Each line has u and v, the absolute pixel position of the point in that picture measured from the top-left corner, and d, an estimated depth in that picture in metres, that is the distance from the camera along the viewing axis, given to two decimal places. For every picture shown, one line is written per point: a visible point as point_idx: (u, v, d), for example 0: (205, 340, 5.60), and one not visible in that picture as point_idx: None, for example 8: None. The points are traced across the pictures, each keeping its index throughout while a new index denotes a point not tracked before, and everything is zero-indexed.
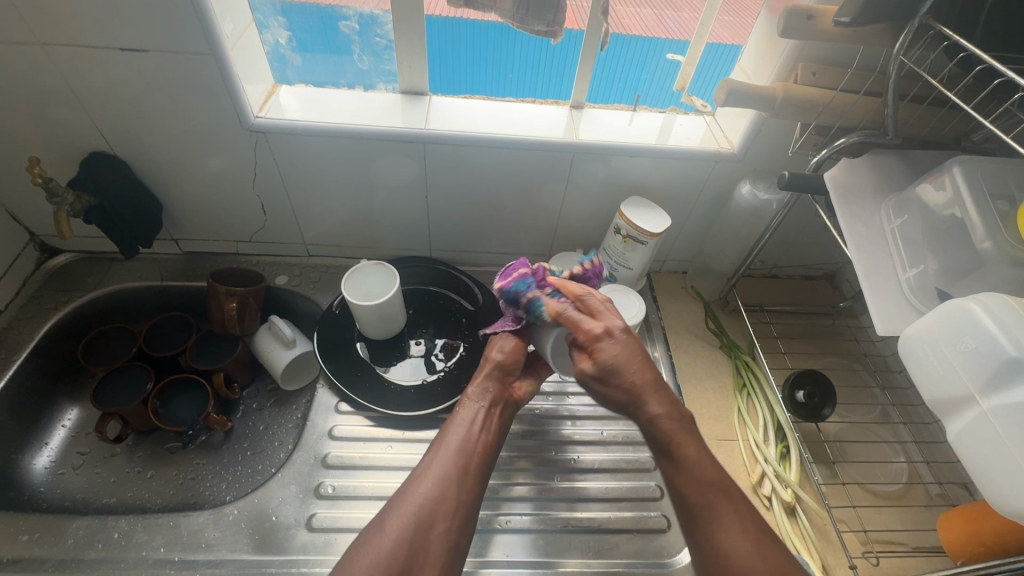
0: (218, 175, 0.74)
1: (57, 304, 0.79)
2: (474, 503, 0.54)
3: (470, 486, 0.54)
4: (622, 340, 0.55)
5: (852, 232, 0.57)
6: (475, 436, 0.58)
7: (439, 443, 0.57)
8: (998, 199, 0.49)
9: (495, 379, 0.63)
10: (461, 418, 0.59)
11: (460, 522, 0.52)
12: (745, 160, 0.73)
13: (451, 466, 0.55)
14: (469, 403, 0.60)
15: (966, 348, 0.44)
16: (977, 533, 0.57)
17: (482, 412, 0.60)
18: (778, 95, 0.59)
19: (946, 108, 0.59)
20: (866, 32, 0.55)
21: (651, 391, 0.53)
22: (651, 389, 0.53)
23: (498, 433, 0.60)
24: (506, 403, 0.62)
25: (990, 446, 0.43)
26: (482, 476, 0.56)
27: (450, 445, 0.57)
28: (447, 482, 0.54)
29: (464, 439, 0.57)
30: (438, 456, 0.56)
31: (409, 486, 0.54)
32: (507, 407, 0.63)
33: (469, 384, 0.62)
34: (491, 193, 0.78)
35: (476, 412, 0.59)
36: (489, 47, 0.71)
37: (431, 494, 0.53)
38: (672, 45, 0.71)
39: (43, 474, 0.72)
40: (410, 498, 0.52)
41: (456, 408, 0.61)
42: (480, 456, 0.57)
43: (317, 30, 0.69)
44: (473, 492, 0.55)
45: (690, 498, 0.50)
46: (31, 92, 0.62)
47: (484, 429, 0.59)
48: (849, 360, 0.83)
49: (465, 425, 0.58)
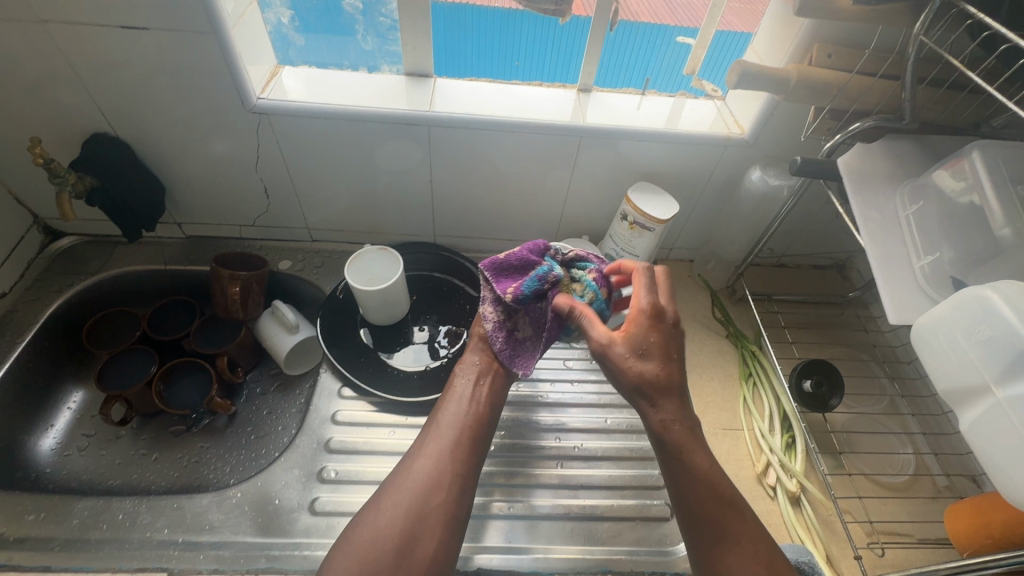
0: (220, 158, 0.73)
1: (62, 286, 0.79)
2: (471, 477, 0.54)
3: (465, 460, 0.54)
4: (668, 329, 0.53)
5: (865, 220, 0.55)
6: (466, 409, 0.58)
7: (433, 421, 0.58)
8: (1018, 184, 0.48)
9: (480, 351, 0.64)
10: (453, 394, 0.60)
11: (457, 496, 0.52)
12: (757, 146, 0.71)
13: (445, 440, 0.55)
14: (459, 380, 0.61)
15: (982, 337, 0.43)
16: (983, 525, 0.57)
17: (472, 386, 0.60)
18: (791, 77, 0.58)
19: (966, 92, 0.57)
20: (884, 11, 0.53)
21: (666, 396, 0.51)
22: (665, 393, 0.51)
23: (492, 407, 0.60)
24: (495, 373, 0.62)
25: (1003, 437, 0.42)
26: (478, 450, 0.56)
27: (443, 422, 0.57)
28: (441, 456, 0.54)
29: (456, 414, 0.58)
30: (432, 431, 0.56)
31: (404, 463, 0.54)
32: (500, 378, 0.63)
33: (460, 362, 0.64)
34: (496, 178, 0.77)
35: (466, 387, 0.60)
36: (496, 32, 0.70)
37: (427, 469, 0.52)
38: (682, 29, 0.69)
39: (49, 455, 0.73)
40: (405, 475, 0.52)
41: (450, 385, 0.62)
42: (474, 430, 0.57)
43: (319, 10, 0.68)
44: (468, 465, 0.54)
45: (702, 510, 0.49)
46: (32, 71, 0.62)
47: (475, 401, 0.59)
48: (858, 351, 0.81)
49: (455, 400, 0.59)
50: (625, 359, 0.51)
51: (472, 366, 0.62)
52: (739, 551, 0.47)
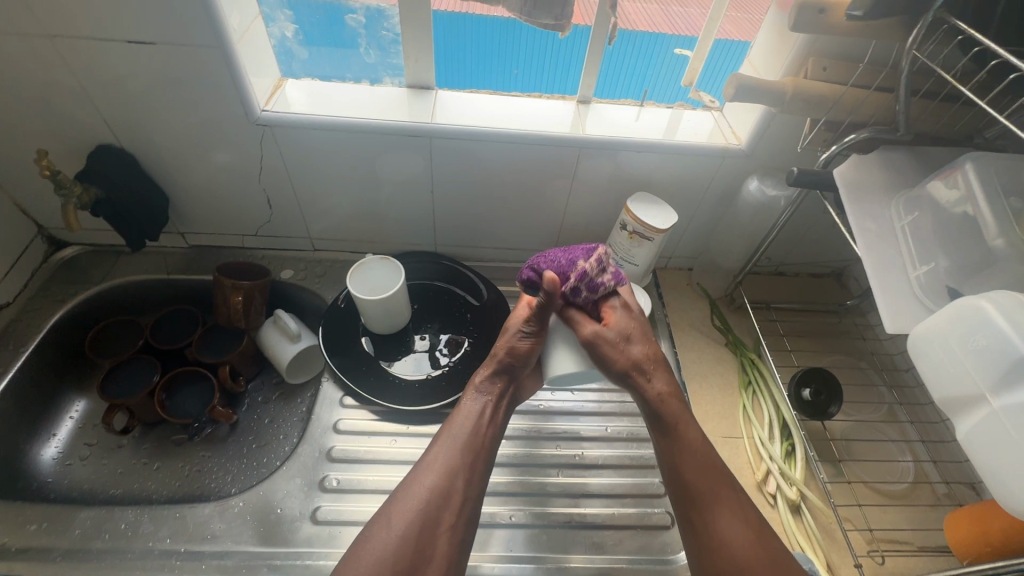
0: (225, 170, 0.74)
1: (65, 296, 0.80)
2: (477, 498, 0.54)
3: (474, 483, 0.54)
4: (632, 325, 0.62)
5: (861, 230, 0.56)
6: (478, 430, 0.58)
7: (441, 438, 0.57)
8: (1011, 196, 0.48)
9: (500, 374, 0.62)
10: (465, 413, 0.59)
11: (466, 519, 0.52)
12: (754, 156, 0.72)
13: (456, 462, 0.55)
14: (472, 399, 0.60)
15: (977, 347, 0.44)
16: (983, 534, 0.57)
17: (485, 408, 0.60)
18: (787, 90, 0.59)
19: (958, 104, 0.59)
20: (877, 25, 0.54)
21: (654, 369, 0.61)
22: (652, 366, 0.61)
23: (500, 428, 0.60)
24: (509, 397, 0.62)
25: (998, 446, 0.42)
26: (484, 471, 0.56)
27: (454, 441, 0.56)
28: (451, 475, 0.54)
29: (468, 434, 0.57)
30: (442, 450, 0.56)
31: (412, 478, 0.54)
32: (507, 402, 0.63)
33: (477, 376, 0.62)
34: (497, 188, 0.78)
35: (480, 408, 0.59)
36: (497, 44, 0.71)
37: (436, 490, 0.53)
38: (679, 40, 0.71)
39: (51, 465, 0.73)
40: (415, 492, 0.52)
41: (458, 402, 0.61)
42: (484, 450, 0.57)
43: (323, 23, 0.69)
44: (476, 488, 0.55)
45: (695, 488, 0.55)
46: (40, 85, 0.63)
47: (488, 425, 0.59)
48: (857, 359, 0.82)
49: (468, 421, 0.58)
50: (617, 343, 0.60)
51: (487, 385, 0.61)
52: (724, 518, 0.53)
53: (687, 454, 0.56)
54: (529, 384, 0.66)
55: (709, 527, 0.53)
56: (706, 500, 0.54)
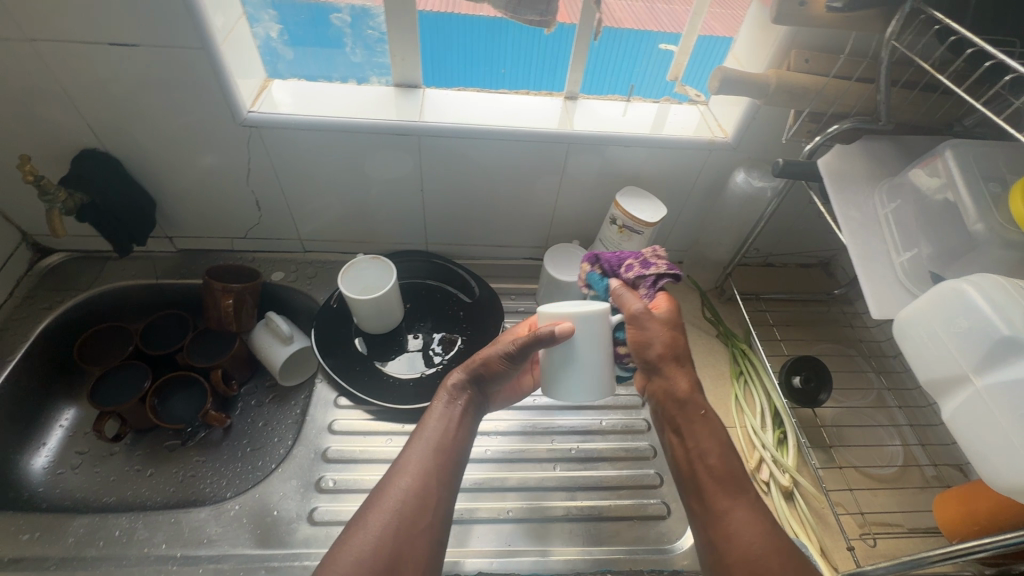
0: (212, 172, 0.74)
1: (52, 304, 0.79)
2: (451, 500, 0.53)
3: (447, 483, 0.54)
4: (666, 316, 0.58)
5: (847, 219, 0.57)
6: (450, 431, 0.57)
7: (416, 438, 0.56)
8: (990, 181, 0.50)
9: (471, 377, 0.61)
10: (437, 414, 0.58)
11: (440, 519, 0.52)
12: (740, 149, 0.73)
13: (430, 463, 0.54)
14: (445, 400, 0.59)
15: (959, 329, 0.45)
16: (970, 512, 0.58)
17: (457, 409, 0.59)
18: (771, 82, 0.59)
19: (938, 94, 0.60)
20: (857, 17, 0.55)
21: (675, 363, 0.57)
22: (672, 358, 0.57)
23: (472, 430, 0.59)
24: (479, 401, 0.61)
25: (981, 425, 0.43)
26: (457, 472, 0.55)
27: (428, 441, 0.56)
28: (426, 477, 0.53)
29: (440, 435, 0.56)
30: (416, 450, 0.55)
31: (388, 477, 0.53)
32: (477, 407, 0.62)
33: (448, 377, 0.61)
34: (486, 185, 0.78)
35: (452, 408, 0.59)
36: (483, 43, 0.72)
37: (412, 489, 0.52)
38: (665, 36, 0.71)
39: (41, 474, 0.72)
40: (392, 491, 0.51)
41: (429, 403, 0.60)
42: (456, 454, 0.56)
43: (308, 23, 0.69)
44: (449, 487, 0.54)
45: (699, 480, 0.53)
46: (22, 90, 0.62)
47: (459, 426, 0.58)
48: (846, 347, 0.83)
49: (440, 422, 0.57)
50: (658, 324, 0.57)
51: (459, 388, 0.60)
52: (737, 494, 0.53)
53: (707, 445, 0.54)
54: (498, 390, 0.65)
55: (727, 519, 0.50)
56: (726, 494, 0.51)
